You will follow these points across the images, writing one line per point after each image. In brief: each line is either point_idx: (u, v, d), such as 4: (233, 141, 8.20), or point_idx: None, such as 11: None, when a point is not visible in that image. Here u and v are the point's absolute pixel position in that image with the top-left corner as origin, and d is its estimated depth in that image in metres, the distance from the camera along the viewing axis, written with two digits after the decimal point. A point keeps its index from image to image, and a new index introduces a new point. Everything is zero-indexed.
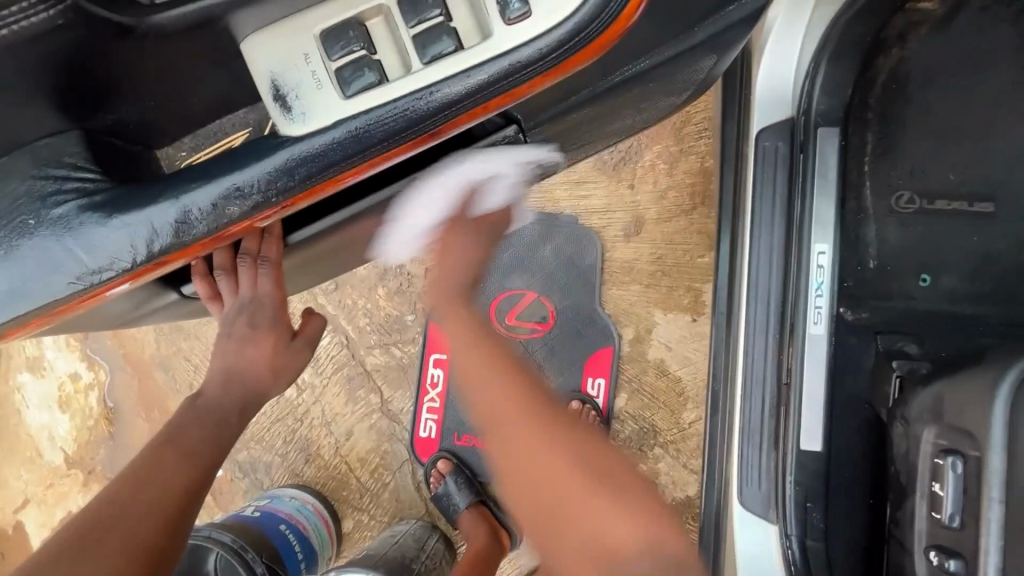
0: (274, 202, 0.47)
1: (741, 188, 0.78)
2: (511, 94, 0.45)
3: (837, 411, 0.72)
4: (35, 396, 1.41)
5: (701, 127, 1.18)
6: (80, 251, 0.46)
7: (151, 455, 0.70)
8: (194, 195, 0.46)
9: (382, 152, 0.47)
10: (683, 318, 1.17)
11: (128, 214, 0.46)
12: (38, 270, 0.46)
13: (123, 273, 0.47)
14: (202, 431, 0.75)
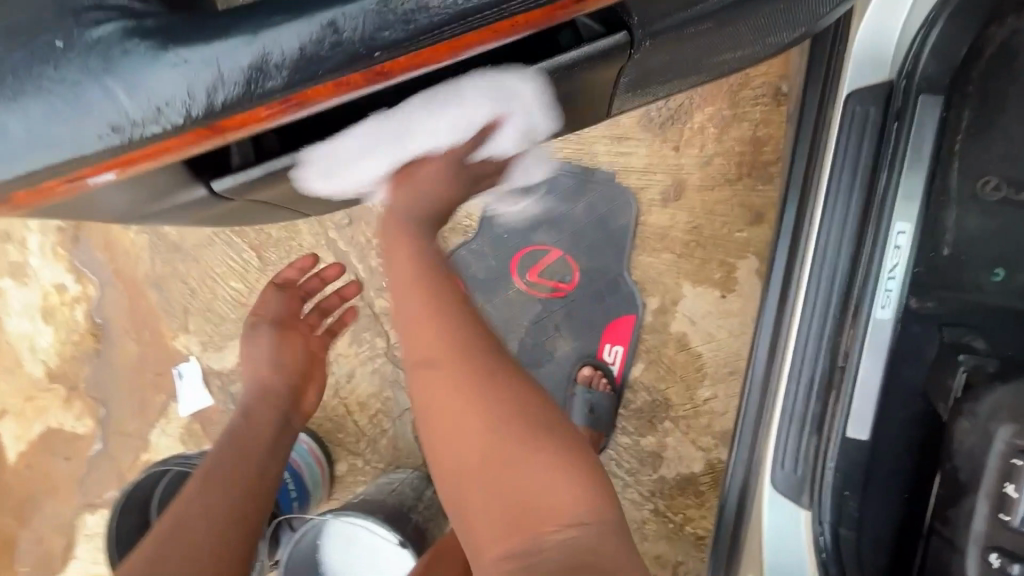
0: (371, 59, 0.44)
1: (823, 156, 0.74)
2: None
3: (890, 400, 0.67)
4: (18, 304, 1.33)
5: (759, 92, 1.10)
6: (122, 91, 0.41)
7: (169, 537, 0.66)
8: (281, 35, 0.42)
9: (512, 11, 0.45)
10: (713, 293, 1.13)
11: (188, 51, 0.41)
12: (69, 111, 0.41)
13: (169, 130, 0.43)
14: (221, 499, 0.73)
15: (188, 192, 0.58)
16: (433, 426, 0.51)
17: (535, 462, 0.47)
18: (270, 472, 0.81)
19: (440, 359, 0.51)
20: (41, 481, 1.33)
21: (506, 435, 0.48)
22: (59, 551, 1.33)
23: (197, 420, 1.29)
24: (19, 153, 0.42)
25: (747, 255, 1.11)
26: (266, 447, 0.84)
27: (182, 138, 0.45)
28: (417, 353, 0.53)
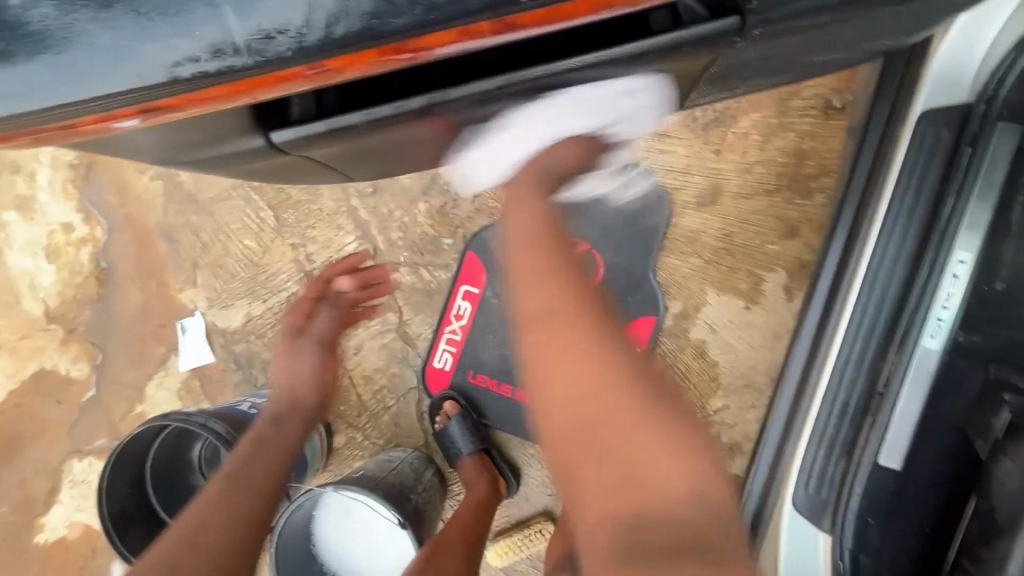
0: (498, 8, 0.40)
1: (885, 179, 0.72)
2: None
3: (924, 433, 0.65)
4: (21, 238, 1.28)
5: (809, 103, 1.07)
6: (232, 16, 0.40)
7: (183, 524, 0.74)
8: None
9: None
10: (736, 304, 1.11)
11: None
12: (169, 26, 0.40)
13: (265, 62, 0.40)
14: (235, 504, 0.78)
15: (244, 141, 0.56)
16: (545, 375, 0.50)
17: (654, 434, 0.46)
18: (276, 479, 0.86)
19: (550, 315, 0.52)
20: (29, 422, 1.30)
21: (623, 397, 0.47)
22: (42, 494, 1.30)
23: (196, 377, 1.26)
24: (104, 68, 0.40)
25: (776, 269, 1.09)
26: (277, 460, 0.89)
27: (273, 75, 0.41)
28: (532, 304, 0.53)
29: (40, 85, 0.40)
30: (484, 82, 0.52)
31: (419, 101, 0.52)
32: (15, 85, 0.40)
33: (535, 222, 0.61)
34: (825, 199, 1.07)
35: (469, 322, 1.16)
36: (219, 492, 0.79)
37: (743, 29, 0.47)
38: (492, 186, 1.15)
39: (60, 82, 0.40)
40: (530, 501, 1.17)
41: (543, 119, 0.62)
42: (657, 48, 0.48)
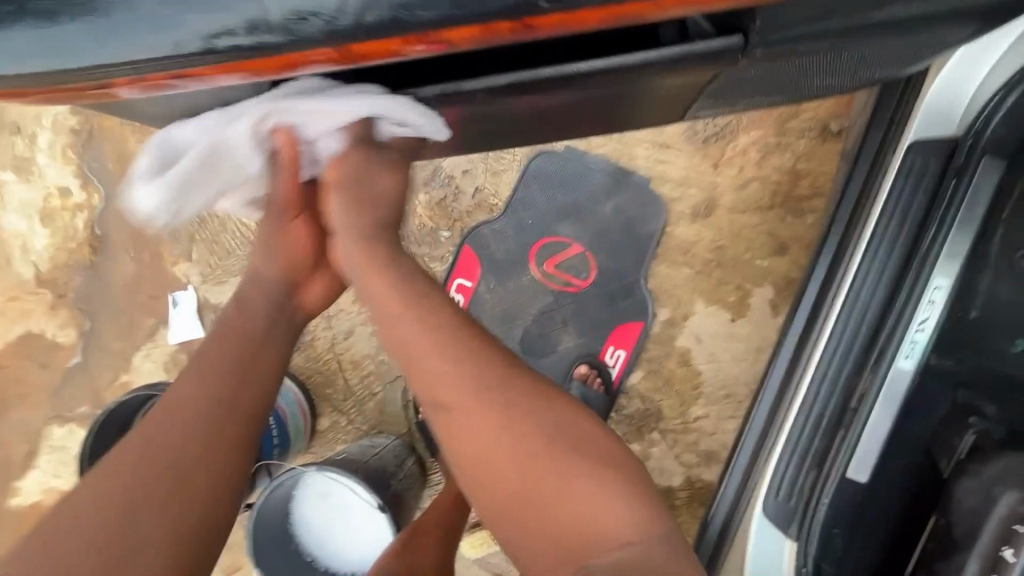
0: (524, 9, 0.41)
1: (872, 204, 0.74)
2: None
3: (892, 450, 0.68)
4: (17, 200, 1.28)
5: (807, 125, 1.10)
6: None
7: (145, 442, 0.57)
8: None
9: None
10: (723, 315, 1.13)
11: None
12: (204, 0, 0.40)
13: (295, 42, 0.42)
14: (209, 395, 0.61)
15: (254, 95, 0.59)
16: (469, 455, 0.59)
17: (575, 477, 0.56)
18: (261, 374, 0.66)
19: (461, 404, 0.59)
20: (12, 384, 1.30)
21: (541, 454, 0.57)
22: (20, 458, 1.30)
23: (185, 351, 1.26)
24: (118, 44, 0.41)
25: (764, 284, 1.12)
26: (264, 348, 0.68)
27: (298, 54, 0.43)
28: (442, 388, 0.60)
29: (75, 48, 0.41)
30: (498, 76, 0.55)
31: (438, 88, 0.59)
32: (51, 47, 0.41)
33: (396, 288, 0.66)
34: (816, 220, 1.10)
35: None
36: (187, 400, 0.60)
37: (746, 48, 0.49)
38: (493, 183, 1.17)
39: (95, 48, 0.41)
40: None
41: (552, 115, 0.64)
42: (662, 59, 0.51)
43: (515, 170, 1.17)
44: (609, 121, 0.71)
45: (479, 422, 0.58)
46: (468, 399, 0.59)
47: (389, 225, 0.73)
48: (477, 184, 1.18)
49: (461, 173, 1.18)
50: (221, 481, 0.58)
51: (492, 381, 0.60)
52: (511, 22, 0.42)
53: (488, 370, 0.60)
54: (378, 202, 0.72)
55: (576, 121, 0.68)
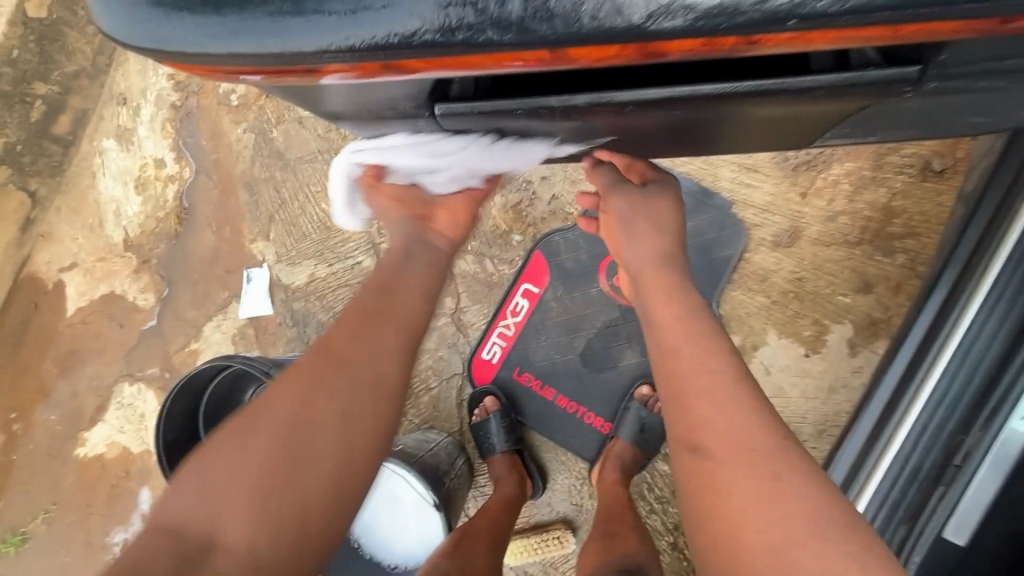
0: (781, 26, 0.39)
1: (993, 252, 0.70)
2: (974, 25, 0.39)
3: (998, 516, 0.63)
4: (115, 166, 1.35)
5: (906, 161, 1.05)
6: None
7: (300, 387, 0.62)
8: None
9: (789, 32, 0.39)
10: (796, 349, 1.09)
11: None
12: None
13: (522, 44, 0.40)
14: (359, 346, 0.66)
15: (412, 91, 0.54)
16: (724, 516, 0.52)
17: (829, 543, 0.47)
18: (401, 328, 0.70)
19: (728, 454, 0.54)
20: (91, 340, 1.36)
21: (807, 515, 0.49)
22: (90, 411, 1.36)
23: (252, 326, 1.30)
24: (251, 36, 0.40)
25: (843, 322, 1.07)
26: (393, 317, 0.70)
27: (516, 52, 0.41)
28: (716, 436, 0.56)
29: (301, 29, 0.40)
30: (647, 90, 0.50)
31: (584, 97, 0.53)
32: (273, 27, 0.40)
33: (693, 320, 0.68)
34: (906, 261, 1.05)
35: (523, 319, 1.18)
36: (342, 350, 0.65)
37: (920, 80, 0.47)
38: (571, 192, 1.16)
39: (326, 31, 0.40)
40: (551, 507, 1.18)
41: (651, 128, 0.60)
42: (828, 84, 0.47)
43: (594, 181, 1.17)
44: (697, 145, 0.66)
45: (740, 459, 0.54)
46: (738, 429, 0.55)
47: (673, 251, 0.78)
48: (553, 191, 1.17)
49: (539, 179, 1.17)
50: (366, 435, 0.63)
51: (765, 429, 0.55)
52: (734, 40, 0.40)
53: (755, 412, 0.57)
54: (662, 228, 0.79)
55: (663, 138, 0.64)
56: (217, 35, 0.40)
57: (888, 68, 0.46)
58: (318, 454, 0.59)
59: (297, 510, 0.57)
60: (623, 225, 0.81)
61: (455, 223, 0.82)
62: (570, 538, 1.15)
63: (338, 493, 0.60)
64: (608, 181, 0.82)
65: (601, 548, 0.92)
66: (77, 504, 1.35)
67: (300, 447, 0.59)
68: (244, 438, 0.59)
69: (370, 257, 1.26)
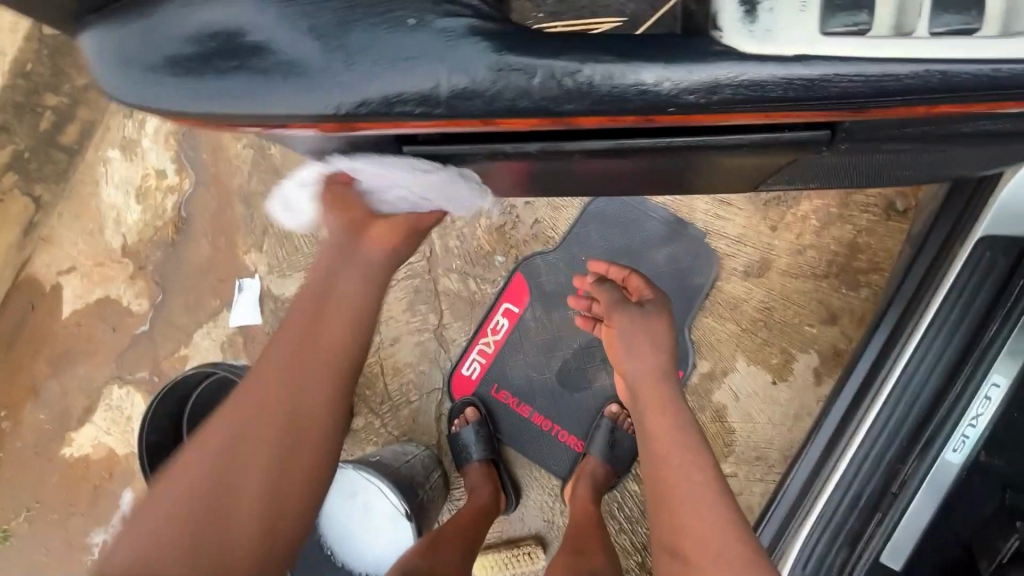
0: (663, 111, 0.46)
1: (932, 294, 0.74)
2: (827, 114, 0.46)
3: (932, 543, 0.67)
4: (117, 175, 1.40)
5: (871, 201, 1.11)
6: (444, 74, 0.44)
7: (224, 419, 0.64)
8: (590, 65, 0.44)
9: (671, 114, 0.46)
10: (763, 376, 1.13)
11: (517, 58, 0.44)
12: (390, 71, 0.44)
13: (451, 115, 0.46)
14: (267, 419, 0.64)
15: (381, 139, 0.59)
16: None
17: None
18: (320, 393, 0.67)
19: (705, 560, 0.66)
20: (83, 342, 1.40)
21: None
22: (78, 411, 1.39)
23: (242, 334, 1.34)
24: (223, 98, 0.45)
25: (809, 351, 1.12)
26: (305, 384, 0.67)
27: (453, 120, 0.47)
28: (703, 538, 0.68)
29: (271, 98, 0.45)
30: (593, 142, 0.54)
31: (536, 145, 0.56)
32: (251, 95, 0.45)
33: (684, 432, 0.77)
34: (870, 295, 1.10)
35: (503, 338, 1.22)
36: (255, 426, 0.64)
37: (832, 141, 0.53)
38: (553, 217, 1.21)
39: (292, 99, 0.45)
40: (524, 523, 1.20)
41: (621, 173, 0.65)
42: (751, 142, 0.53)
43: (574, 207, 1.22)
44: (675, 183, 0.71)
45: (720, 561, 0.66)
46: (714, 529, 0.68)
47: (667, 367, 0.85)
48: (536, 216, 1.22)
49: (523, 204, 1.23)
50: (280, 512, 0.63)
51: (729, 527, 0.68)
52: (638, 117, 0.47)
53: (726, 516, 0.69)
54: (659, 344, 0.86)
55: (633, 181, 0.68)
56: (197, 95, 0.45)
57: (802, 129, 0.52)
58: (219, 539, 0.59)
59: (219, 554, 0.59)
60: (624, 342, 0.87)
61: (388, 232, 0.74)
62: (541, 554, 1.18)
63: (264, 538, 0.62)
64: (610, 300, 0.92)
65: (568, 561, 0.93)
66: (59, 504, 1.38)
67: (202, 533, 0.59)
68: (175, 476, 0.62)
69: None
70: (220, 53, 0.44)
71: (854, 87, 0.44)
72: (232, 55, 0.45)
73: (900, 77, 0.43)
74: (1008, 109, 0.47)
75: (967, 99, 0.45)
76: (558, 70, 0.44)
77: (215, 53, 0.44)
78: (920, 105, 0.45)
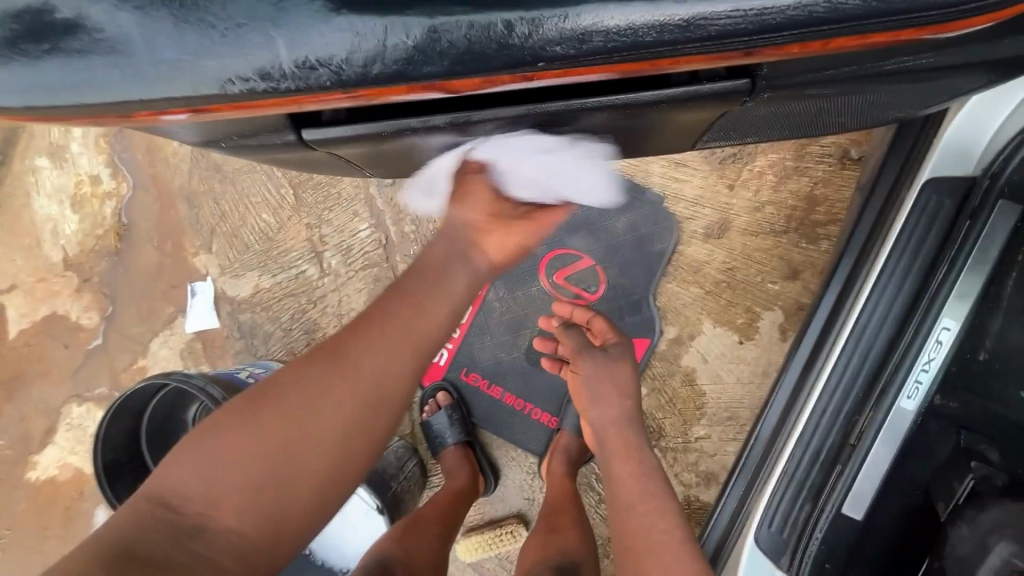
0: (533, 67, 0.43)
1: (882, 241, 0.75)
2: (718, 57, 0.43)
3: (887, 492, 0.67)
4: (50, 185, 1.33)
5: (826, 151, 1.09)
6: (283, 43, 0.41)
7: (307, 384, 0.63)
8: (444, 17, 0.40)
9: (552, 68, 0.43)
10: (730, 337, 1.12)
11: (359, 20, 0.40)
12: (217, 45, 0.41)
13: (306, 88, 0.43)
14: (373, 342, 0.66)
15: (280, 133, 0.55)
16: None
17: None
18: (425, 330, 0.69)
19: None
20: (34, 362, 1.34)
21: None
22: (38, 433, 1.35)
23: (200, 339, 1.29)
24: (44, 94, 0.43)
25: (774, 308, 1.11)
26: (415, 318, 0.69)
27: (312, 95, 0.44)
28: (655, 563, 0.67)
29: (87, 83, 0.42)
30: (505, 108, 0.51)
31: (443, 117, 0.52)
32: (66, 82, 0.43)
33: (645, 481, 0.78)
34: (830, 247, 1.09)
35: (468, 321, 1.19)
36: (360, 347, 0.66)
37: (753, 90, 0.50)
38: None
39: (115, 83, 0.42)
40: (505, 503, 1.20)
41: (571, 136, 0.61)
42: (671, 97, 0.49)
43: None
44: (626, 149, 0.70)
45: None
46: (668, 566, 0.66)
47: (634, 413, 0.89)
48: None
49: None
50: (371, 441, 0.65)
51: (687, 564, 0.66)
52: (512, 76, 0.44)
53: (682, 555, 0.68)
54: (624, 392, 0.90)
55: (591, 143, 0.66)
56: (14, 91, 0.43)
57: (723, 79, 0.48)
58: (314, 457, 0.61)
59: (310, 472, 0.61)
60: (590, 389, 0.92)
61: (499, 247, 0.79)
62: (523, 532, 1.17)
63: (348, 466, 0.63)
64: (576, 346, 0.97)
65: (540, 539, 0.95)
66: (31, 528, 1.34)
67: (296, 447, 0.60)
68: (249, 421, 0.61)
69: (313, 266, 1.25)
70: (26, 35, 0.42)
71: (734, 24, 0.40)
72: (41, 37, 0.42)
73: (786, 8, 0.40)
74: (932, 35, 0.43)
75: (870, 31, 0.41)
76: (410, 28, 0.40)
77: (20, 35, 0.42)
78: (815, 41, 0.42)
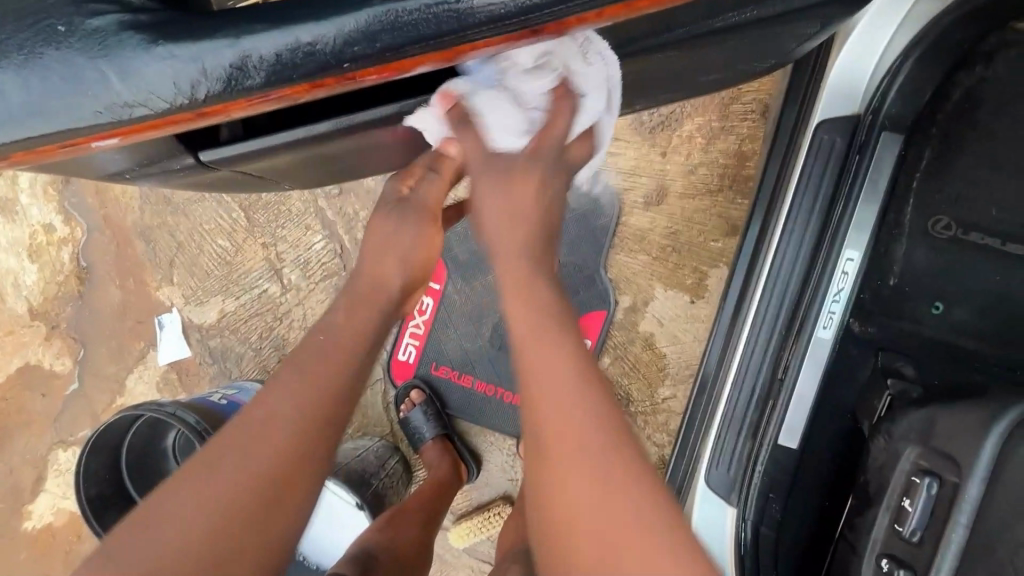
0: (395, 53, 0.47)
1: (785, 189, 0.79)
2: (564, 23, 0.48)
3: (817, 420, 0.72)
4: (5, 239, 1.34)
5: (748, 107, 1.13)
6: (150, 74, 0.45)
7: (248, 441, 0.59)
8: (302, 28, 0.45)
9: (414, 54, 0.47)
10: (682, 298, 1.17)
11: (177, 47, 0.45)
12: (81, 80, 0.45)
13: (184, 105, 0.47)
14: (320, 396, 0.64)
15: (179, 158, 0.62)
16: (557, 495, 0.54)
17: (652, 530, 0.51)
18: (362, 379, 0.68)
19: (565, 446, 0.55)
20: (14, 415, 1.36)
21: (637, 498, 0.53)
22: (28, 483, 1.36)
23: (174, 370, 1.32)
24: None
25: (719, 265, 1.15)
26: (350, 368, 0.67)
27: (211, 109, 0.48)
28: (573, 522, 0.54)
29: None
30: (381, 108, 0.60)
31: (326, 124, 0.59)
32: None
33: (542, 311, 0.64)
34: None
35: (430, 317, 1.22)
36: (303, 401, 0.63)
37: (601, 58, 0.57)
38: None
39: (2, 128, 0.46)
40: (491, 487, 1.24)
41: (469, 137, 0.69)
42: None
43: None
44: None
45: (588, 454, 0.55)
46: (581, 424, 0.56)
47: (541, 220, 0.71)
48: None
49: None
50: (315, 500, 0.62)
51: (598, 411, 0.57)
52: (382, 68, 0.48)
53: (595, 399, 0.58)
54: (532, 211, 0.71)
55: None
56: None
57: None
58: (257, 530, 0.57)
59: (256, 546, 0.57)
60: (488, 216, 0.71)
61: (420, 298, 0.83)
62: None
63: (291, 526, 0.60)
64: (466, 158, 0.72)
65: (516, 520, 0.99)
66: None
67: (241, 520, 0.56)
68: (188, 497, 0.56)
69: (274, 283, 1.27)
70: None
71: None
72: None
73: None
74: None
75: None
76: (273, 40, 0.46)
77: None
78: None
